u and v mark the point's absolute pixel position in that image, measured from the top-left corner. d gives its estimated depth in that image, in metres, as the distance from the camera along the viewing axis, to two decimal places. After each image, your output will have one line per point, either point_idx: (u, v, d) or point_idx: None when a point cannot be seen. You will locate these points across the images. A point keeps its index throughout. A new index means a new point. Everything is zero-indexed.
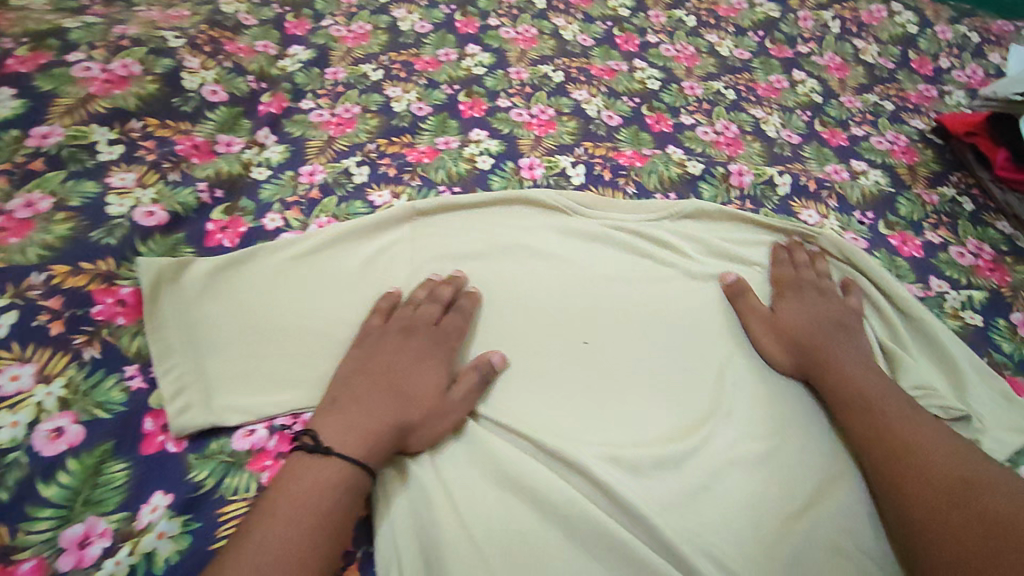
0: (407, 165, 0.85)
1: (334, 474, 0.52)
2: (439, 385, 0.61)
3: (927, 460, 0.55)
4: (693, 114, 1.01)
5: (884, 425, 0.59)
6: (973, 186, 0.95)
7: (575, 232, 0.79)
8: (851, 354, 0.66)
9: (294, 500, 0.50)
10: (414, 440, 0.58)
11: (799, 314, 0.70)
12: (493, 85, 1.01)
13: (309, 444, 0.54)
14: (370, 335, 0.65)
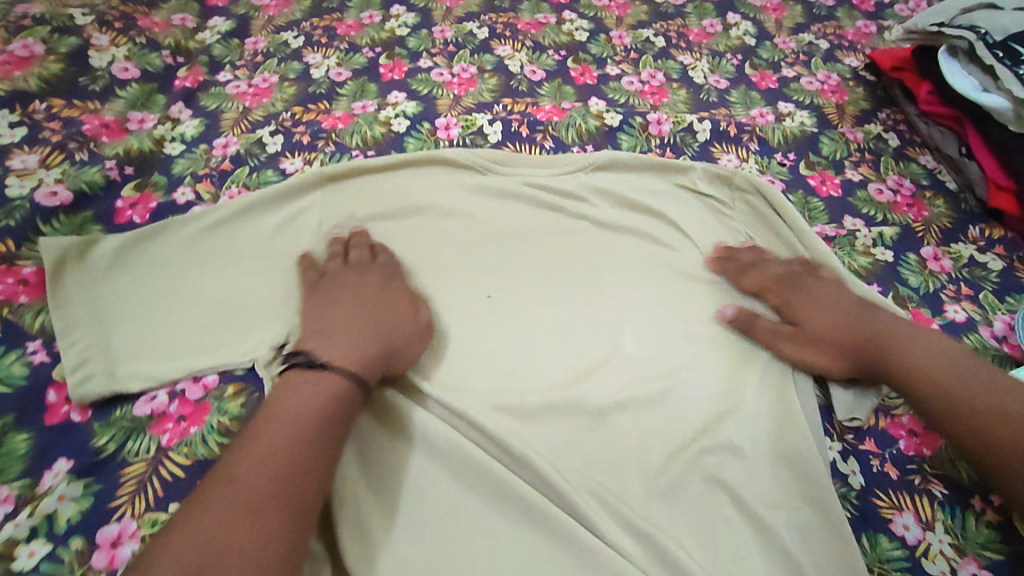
0: (321, 132, 0.86)
1: (319, 400, 0.51)
2: (408, 310, 0.65)
3: (973, 409, 0.55)
4: (620, 64, 1.00)
5: (921, 372, 0.58)
6: (901, 122, 0.94)
7: (487, 190, 0.81)
8: (873, 321, 0.64)
9: (289, 415, 0.50)
10: (398, 363, 0.60)
11: (820, 317, 0.66)
12: (415, 46, 1.00)
13: (303, 361, 0.54)
14: (324, 281, 0.67)
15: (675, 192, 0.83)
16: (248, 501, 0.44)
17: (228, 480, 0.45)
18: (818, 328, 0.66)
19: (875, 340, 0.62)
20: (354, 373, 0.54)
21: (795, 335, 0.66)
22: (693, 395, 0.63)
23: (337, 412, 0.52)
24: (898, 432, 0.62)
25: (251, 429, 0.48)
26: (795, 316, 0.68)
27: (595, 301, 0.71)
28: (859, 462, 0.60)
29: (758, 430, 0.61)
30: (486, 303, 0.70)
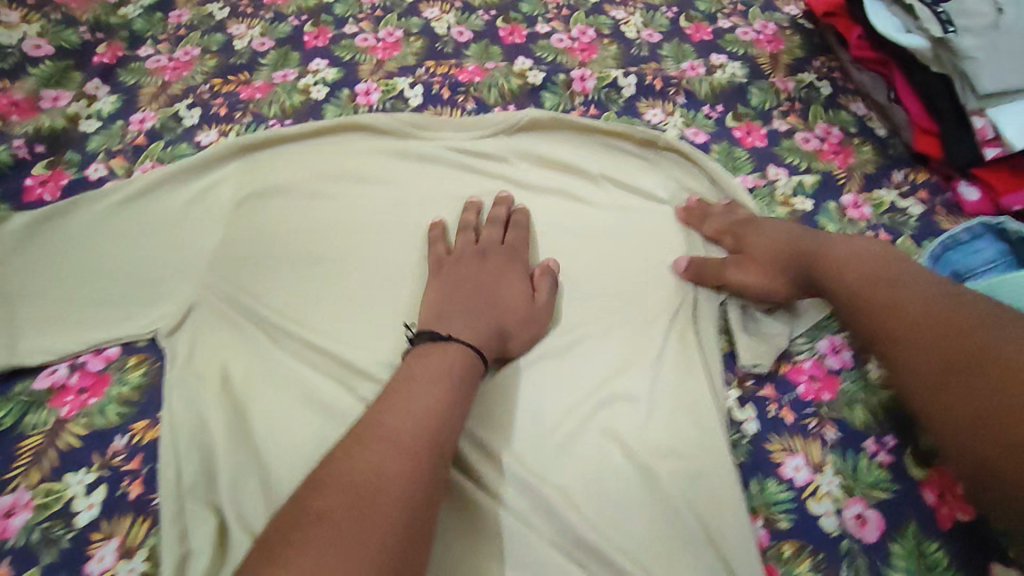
0: (239, 103, 0.85)
1: (454, 365, 0.53)
2: (524, 292, 0.64)
3: (916, 341, 0.49)
4: (551, 21, 0.96)
5: (864, 299, 0.54)
6: (835, 70, 0.92)
7: (405, 155, 0.79)
8: (826, 239, 0.60)
9: (431, 376, 0.52)
10: (512, 345, 0.61)
11: (770, 243, 0.65)
12: (342, 12, 0.98)
13: (429, 334, 0.56)
14: (446, 263, 0.66)
15: (599, 149, 0.81)
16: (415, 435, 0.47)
17: (388, 428, 0.47)
18: (767, 254, 0.64)
19: (824, 266, 0.58)
20: (465, 348, 0.55)
21: (746, 262, 0.65)
22: (593, 349, 0.63)
23: (466, 379, 0.53)
24: (799, 377, 0.63)
25: (396, 387, 0.51)
26: (747, 247, 0.66)
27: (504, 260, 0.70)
28: (756, 408, 0.61)
29: (656, 382, 0.61)
30: (397, 268, 0.70)
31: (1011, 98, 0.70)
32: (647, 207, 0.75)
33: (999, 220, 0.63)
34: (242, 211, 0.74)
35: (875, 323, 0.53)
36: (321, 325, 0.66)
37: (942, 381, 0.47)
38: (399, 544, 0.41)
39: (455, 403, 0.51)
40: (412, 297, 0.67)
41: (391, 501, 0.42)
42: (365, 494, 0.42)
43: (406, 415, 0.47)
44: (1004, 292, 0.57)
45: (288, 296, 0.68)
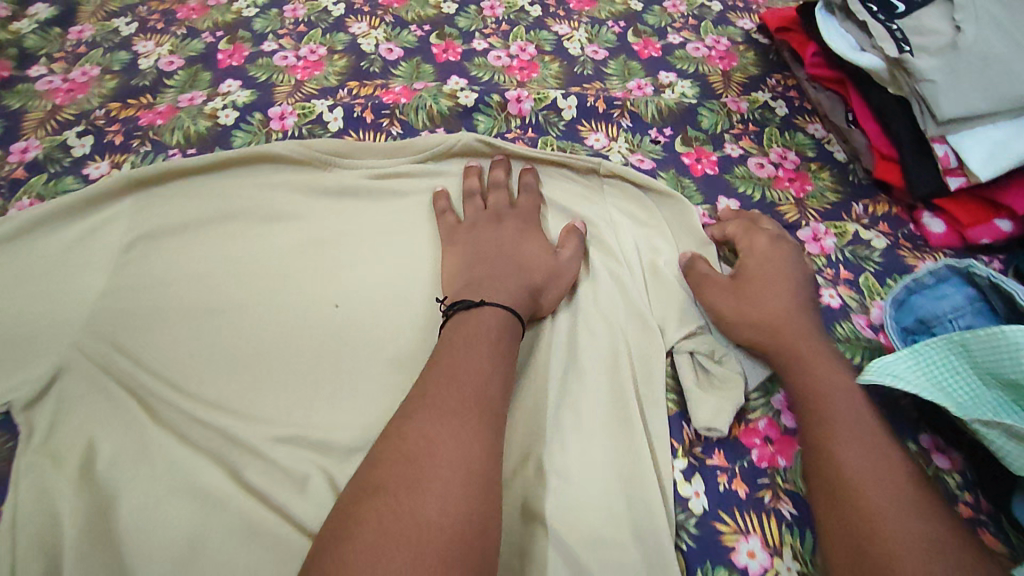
0: (137, 130, 0.76)
1: (489, 330, 0.54)
2: (548, 249, 0.65)
3: (875, 457, 0.49)
4: (488, 37, 0.89)
5: (830, 394, 0.53)
6: (791, 88, 0.85)
7: (322, 190, 0.71)
8: (812, 334, 0.58)
9: (470, 339, 0.53)
10: (544, 300, 0.61)
11: (778, 296, 0.60)
12: (261, 28, 0.89)
13: (462, 303, 0.57)
14: (461, 230, 0.67)
15: (549, 186, 0.73)
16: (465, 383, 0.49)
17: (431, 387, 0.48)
18: (771, 304, 0.60)
19: (806, 358, 0.56)
20: (503, 309, 0.56)
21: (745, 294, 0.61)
22: (525, 414, 0.57)
23: (505, 343, 0.54)
24: (752, 441, 0.57)
25: (445, 345, 0.52)
26: (750, 278, 0.62)
27: (418, 311, 0.63)
28: (706, 480, 0.55)
29: (593, 451, 0.55)
30: (307, 323, 0.62)
31: (974, 124, 0.65)
32: (597, 254, 0.68)
33: (967, 264, 0.58)
34: (130, 258, 0.65)
35: (837, 418, 0.52)
36: (217, 392, 0.58)
37: (877, 487, 0.47)
38: (462, 486, 0.43)
39: (493, 362, 0.51)
40: (324, 356, 0.60)
41: (446, 454, 0.44)
42: (409, 458, 0.43)
43: (443, 381, 0.49)
44: (982, 354, 0.51)
45: (177, 359, 0.60)
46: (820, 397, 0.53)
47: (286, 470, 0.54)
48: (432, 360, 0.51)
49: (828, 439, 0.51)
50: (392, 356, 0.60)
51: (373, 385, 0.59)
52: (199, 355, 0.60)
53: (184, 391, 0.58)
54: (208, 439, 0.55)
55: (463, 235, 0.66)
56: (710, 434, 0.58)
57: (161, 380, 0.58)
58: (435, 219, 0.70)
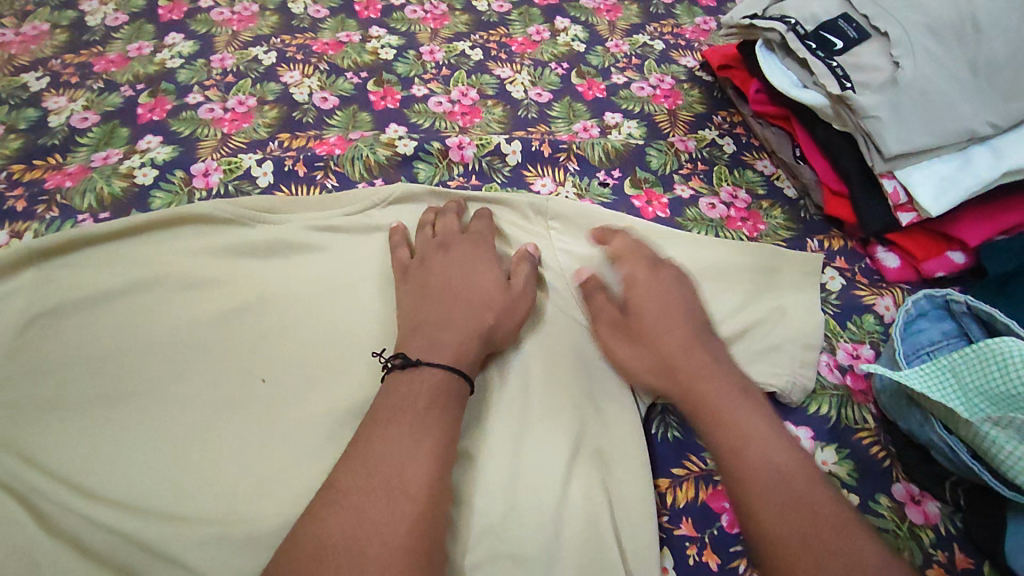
0: (43, 194, 0.70)
1: (419, 396, 0.49)
2: (498, 281, 0.60)
3: (793, 519, 0.44)
4: (428, 83, 0.86)
5: (747, 436, 0.48)
6: (737, 124, 0.84)
7: (245, 249, 0.64)
8: (716, 369, 0.53)
9: (405, 408, 0.48)
10: (498, 337, 0.57)
11: (671, 330, 0.56)
12: (186, 79, 0.84)
13: (399, 361, 0.51)
14: (407, 273, 0.61)
15: (505, 243, 0.67)
16: (398, 463, 0.44)
17: (358, 466, 0.44)
18: (664, 345, 0.55)
19: (720, 394, 0.51)
20: (446, 367, 0.51)
21: (623, 338, 0.58)
22: (476, 491, 0.51)
23: (436, 407, 0.48)
24: (722, 505, 0.53)
25: (374, 415, 0.48)
26: (637, 313, 0.58)
27: (355, 378, 0.57)
28: (674, 555, 0.51)
29: (556, 530, 0.50)
30: (230, 401, 0.56)
31: (920, 158, 0.64)
32: (558, 306, 0.62)
33: (944, 293, 0.58)
34: (28, 338, 0.58)
35: (752, 474, 0.46)
36: (125, 489, 0.51)
37: (800, 553, 0.42)
38: None
39: (420, 432, 0.46)
40: (247, 439, 0.54)
41: (354, 556, 0.40)
42: (299, 568, 0.39)
43: (357, 467, 0.44)
44: (969, 372, 0.50)
45: (77, 453, 0.52)
46: (732, 447, 0.48)
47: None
48: (361, 430, 0.47)
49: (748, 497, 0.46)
50: (326, 434, 0.54)
51: (302, 470, 0.52)
52: (102, 445, 0.53)
53: (84, 492, 0.50)
54: (110, 547, 0.47)
55: (411, 275, 0.61)
56: (677, 500, 0.54)
57: (56, 480, 0.50)
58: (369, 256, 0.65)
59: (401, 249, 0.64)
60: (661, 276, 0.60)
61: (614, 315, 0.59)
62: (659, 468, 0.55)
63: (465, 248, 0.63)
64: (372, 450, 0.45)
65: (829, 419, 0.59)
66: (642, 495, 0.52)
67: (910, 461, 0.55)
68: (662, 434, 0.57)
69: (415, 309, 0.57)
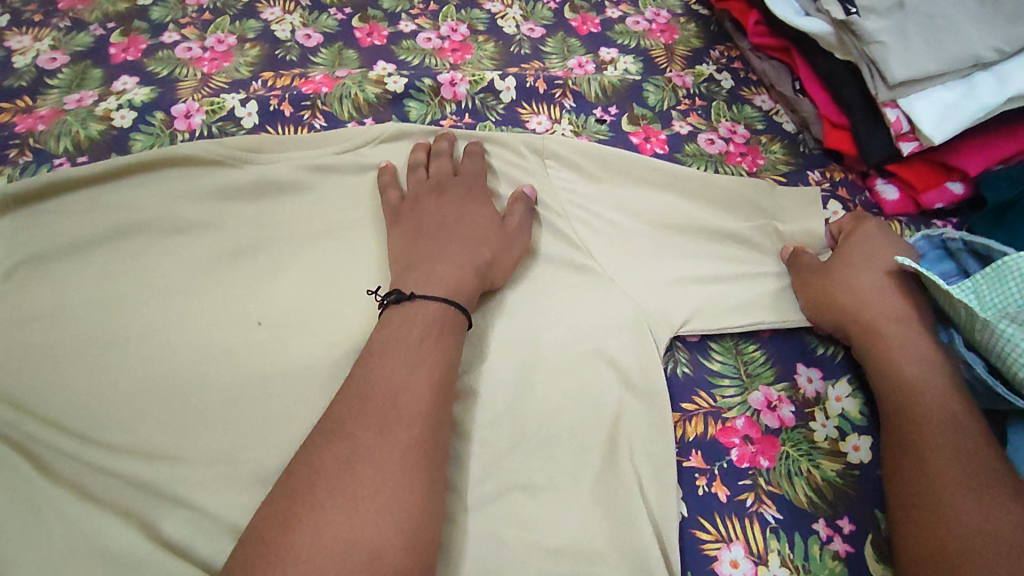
0: (15, 138, 0.67)
1: (414, 328, 0.48)
2: (493, 219, 0.59)
3: (965, 470, 0.45)
4: (416, 18, 0.82)
5: (923, 385, 0.51)
6: (736, 59, 0.82)
7: (234, 190, 0.62)
8: (904, 317, 0.55)
9: (401, 340, 0.47)
10: (496, 274, 0.56)
11: (874, 276, 0.58)
12: (159, 17, 0.79)
13: (394, 297, 0.51)
14: (401, 212, 0.60)
15: (503, 183, 0.66)
16: (394, 391, 0.44)
17: (355, 395, 0.44)
18: (865, 283, 0.58)
19: (904, 341, 0.54)
20: (442, 302, 0.50)
21: (817, 268, 0.60)
22: (484, 427, 0.51)
23: (433, 338, 0.48)
24: (731, 440, 0.53)
25: (370, 349, 0.47)
26: (845, 259, 0.60)
27: (354, 318, 0.56)
28: (684, 485, 0.51)
29: (573, 459, 0.51)
30: (227, 345, 0.54)
31: (924, 86, 0.63)
32: (555, 244, 0.61)
33: (940, 233, 0.59)
34: (10, 286, 0.56)
35: (927, 417, 0.49)
36: (124, 433, 0.50)
37: (963, 494, 0.44)
38: (373, 506, 0.39)
39: (417, 362, 0.46)
40: (247, 380, 0.53)
41: (348, 479, 0.39)
42: (294, 492, 0.39)
43: (353, 398, 0.44)
44: (989, 286, 0.52)
45: (72, 399, 0.51)
46: (908, 391, 0.51)
47: (213, 515, 0.46)
48: (356, 364, 0.47)
49: (917, 434, 0.48)
50: (328, 374, 0.53)
51: (305, 410, 0.52)
52: (95, 391, 0.52)
53: (82, 437, 0.49)
54: (114, 491, 0.46)
55: (406, 214, 0.60)
56: (686, 434, 0.54)
57: (52, 426, 0.49)
58: (362, 196, 0.63)
59: (395, 187, 0.63)
60: (871, 230, 0.61)
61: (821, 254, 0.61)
62: (669, 403, 0.55)
63: (459, 186, 0.62)
64: (366, 382, 0.44)
65: (836, 355, 0.59)
66: (658, 423, 0.53)
67: None
68: (672, 369, 0.57)
69: (416, 245, 0.56)
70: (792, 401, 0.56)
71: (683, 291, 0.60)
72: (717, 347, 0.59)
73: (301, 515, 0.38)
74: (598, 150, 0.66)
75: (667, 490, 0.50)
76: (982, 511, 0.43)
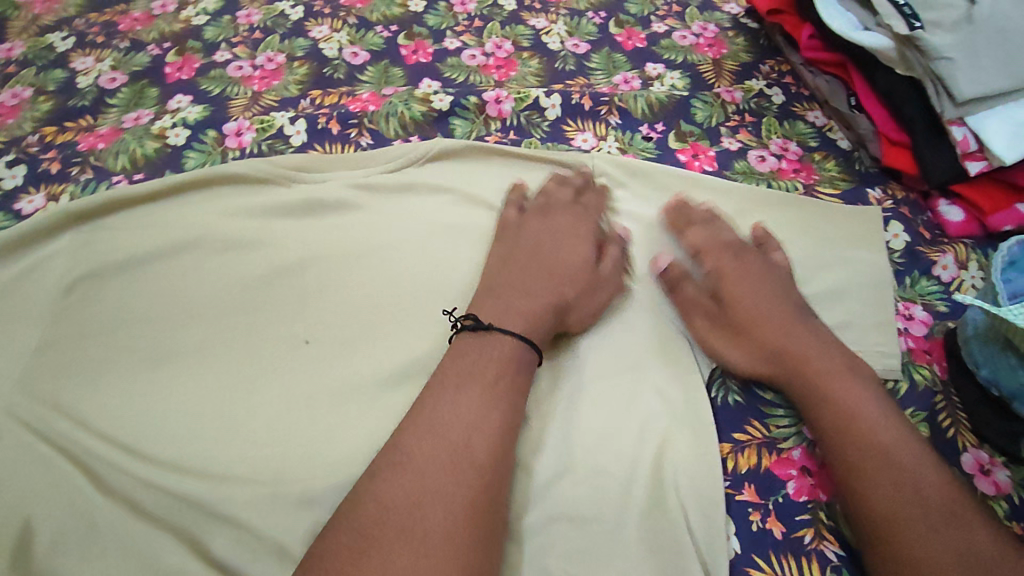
0: (76, 156, 0.69)
1: (489, 362, 0.48)
2: (583, 256, 0.58)
3: (913, 500, 0.44)
4: (461, 35, 0.82)
5: (858, 422, 0.47)
6: (786, 74, 0.80)
7: (282, 209, 0.63)
8: (819, 352, 0.52)
9: (472, 373, 0.47)
10: (574, 313, 0.55)
11: (769, 318, 0.55)
12: (213, 36, 0.81)
13: (471, 323, 0.50)
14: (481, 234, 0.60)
15: None
16: (464, 426, 0.43)
17: (425, 428, 0.43)
18: (762, 330, 0.54)
19: (830, 382, 0.50)
20: (518, 337, 0.50)
21: (722, 331, 0.56)
22: (530, 452, 0.50)
23: (507, 376, 0.47)
24: (788, 473, 0.51)
25: (442, 378, 0.47)
26: (735, 309, 0.56)
27: (400, 338, 0.56)
28: (736, 521, 0.49)
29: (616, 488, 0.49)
30: (275, 362, 0.55)
31: (995, 101, 0.60)
32: None
33: None
34: (70, 302, 0.57)
35: (869, 453, 0.46)
36: (174, 450, 0.51)
37: (922, 534, 0.42)
38: (440, 547, 0.38)
39: (490, 400, 0.45)
40: (293, 400, 0.53)
41: (415, 518, 0.39)
42: (360, 527, 0.39)
43: (422, 431, 0.43)
44: None
45: (125, 415, 0.52)
46: (842, 426, 0.48)
47: (261, 536, 0.46)
48: (424, 393, 0.46)
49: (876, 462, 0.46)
50: (373, 395, 0.53)
51: (351, 431, 0.52)
52: (148, 407, 0.52)
53: (135, 453, 0.50)
54: (167, 509, 0.47)
55: (483, 237, 0.60)
56: (738, 466, 0.52)
57: (107, 442, 0.50)
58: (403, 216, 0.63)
59: None
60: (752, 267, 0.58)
61: (706, 301, 0.58)
62: (722, 433, 0.53)
63: (538, 213, 0.61)
64: (435, 415, 0.44)
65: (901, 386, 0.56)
66: (704, 456, 0.51)
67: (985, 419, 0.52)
68: (723, 397, 0.55)
69: None
70: None
71: None
72: None
73: (367, 552, 0.37)
74: (644, 169, 0.65)
75: (717, 529, 0.48)
76: (945, 544, 0.42)
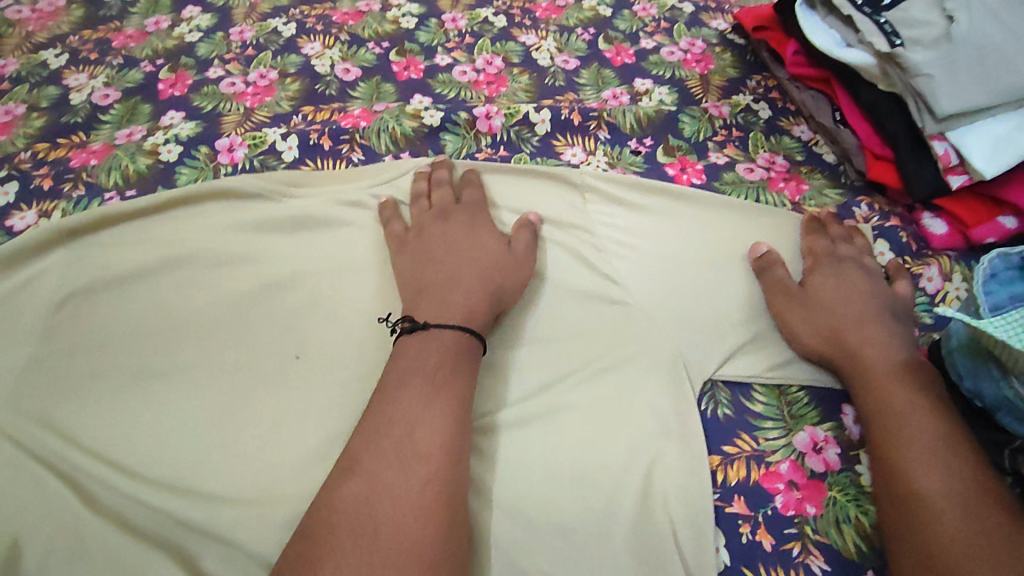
0: (69, 172, 0.70)
1: (429, 358, 0.48)
2: (500, 242, 0.60)
3: (948, 481, 0.46)
4: (452, 51, 0.83)
5: (902, 408, 0.50)
6: (773, 89, 0.81)
7: (273, 224, 0.63)
8: (884, 343, 0.55)
9: (415, 371, 0.47)
10: (509, 299, 0.57)
11: (851, 306, 0.58)
12: (206, 53, 0.82)
13: (410, 325, 0.51)
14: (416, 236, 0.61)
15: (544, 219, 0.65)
16: (409, 425, 0.44)
17: (372, 431, 0.44)
18: (844, 311, 0.57)
19: (886, 370, 0.53)
20: (455, 329, 0.50)
21: (798, 307, 0.59)
22: (520, 466, 0.51)
23: (448, 369, 0.48)
24: (776, 486, 0.51)
25: (387, 381, 0.47)
26: (818, 295, 0.59)
27: (390, 353, 0.56)
28: (726, 533, 0.49)
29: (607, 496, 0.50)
30: (265, 378, 0.55)
31: (971, 119, 0.61)
32: (584, 276, 0.61)
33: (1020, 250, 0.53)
34: (60, 319, 0.58)
35: (910, 437, 0.49)
36: (162, 467, 0.51)
37: (950, 513, 0.44)
38: (393, 548, 0.38)
39: (432, 395, 0.46)
40: (282, 416, 0.53)
41: (366, 521, 0.39)
42: (316, 534, 0.39)
43: (370, 435, 0.43)
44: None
45: (113, 432, 0.52)
46: (885, 417, 0.50)
47: (249, 552, 0.46)
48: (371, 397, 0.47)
49: (901, 466, 0.48)
50: (363, 410, 0.53)
51: (340, 446, 0.52)
52: (136, 424, 0.53)
53: (123, 470, 0.50)
54: (155, 526, 0.47)
55: (413, 242, 0.60)
56: (728, 479, 0.52)
57: (96, 459, 0.50)
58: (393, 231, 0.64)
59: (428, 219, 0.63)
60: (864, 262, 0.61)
61: (789, 282, 0.60)
62: (711, 445, 0.54)
63: (464, 212, 0.63)
64: (381, 416, 0.44)
65: None
66: (693, 467, 0.51)
67: (969, 430, 0.52)
68: (712, 410, 0.55)
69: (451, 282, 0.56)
70: (838, 443, 0.54)
71: (722, 323, 0.59)
72: (760, 387, 0.57)
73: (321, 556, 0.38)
74: (631, 182, 0.66)
75: (706, 541, 0.48)
76: (973, 523, 0.43)
